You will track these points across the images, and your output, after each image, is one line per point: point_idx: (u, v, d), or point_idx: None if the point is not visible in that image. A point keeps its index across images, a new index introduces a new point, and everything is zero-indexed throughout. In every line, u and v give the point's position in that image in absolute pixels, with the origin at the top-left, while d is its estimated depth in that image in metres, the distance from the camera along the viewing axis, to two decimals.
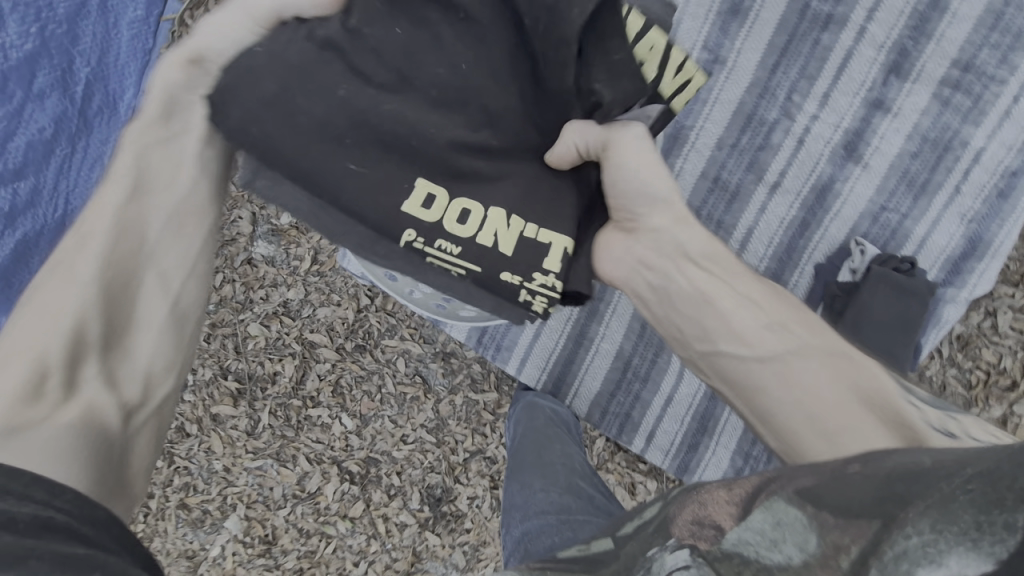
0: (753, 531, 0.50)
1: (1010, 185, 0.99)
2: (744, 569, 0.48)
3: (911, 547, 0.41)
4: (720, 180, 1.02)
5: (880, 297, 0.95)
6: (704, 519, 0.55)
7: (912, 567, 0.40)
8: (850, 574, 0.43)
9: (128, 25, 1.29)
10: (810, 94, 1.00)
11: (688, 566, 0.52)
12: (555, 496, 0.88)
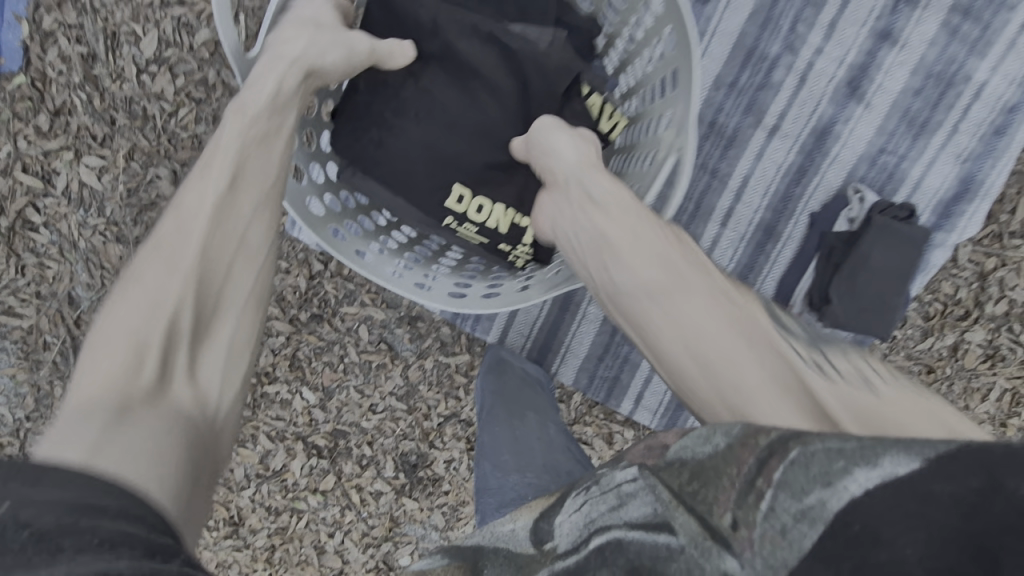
0: (691, 437, 0.61)
1: (1007, 121, 0.94)
2: (682, 471, 0.58)
3: (843, 449, 0.50)
4: (716, 123, 0.97)
5: (882, 245, 0.92)
6: (655, 444, 0.64)
7: (830, 466, 0.49)
8: (762, 463, 0.53)
9: None
10: (815, 25, 0.93)
11: (636, 481, 0.58)
12: (530, 477, 0.87)
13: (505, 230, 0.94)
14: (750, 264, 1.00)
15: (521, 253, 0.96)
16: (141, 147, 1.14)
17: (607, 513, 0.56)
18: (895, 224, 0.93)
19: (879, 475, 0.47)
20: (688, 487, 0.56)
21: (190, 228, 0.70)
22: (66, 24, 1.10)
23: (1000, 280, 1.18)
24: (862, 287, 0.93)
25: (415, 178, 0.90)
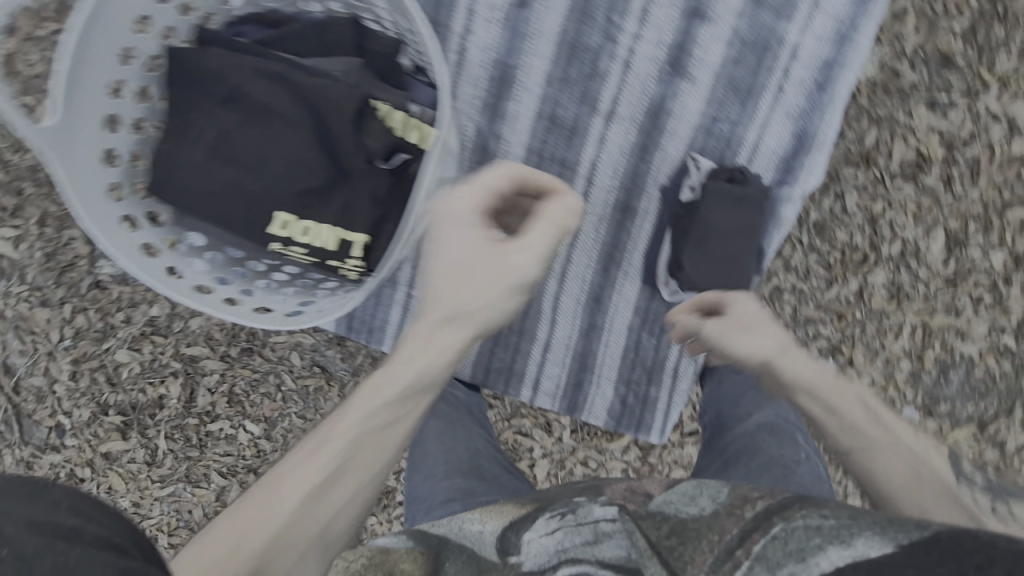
0: (678, 494, 0.73)
1: (827, 77, 0.92)
2: (661, 524, 0.69)
3: (820, 526, 0.63)
4: (554, 117, 0.96)
5: (716, 209, 0.92)
6: (635, 489, 0.76)
7: (804, 541, 0.61)
8: (745, 533, 0.65)
9: None
10: (628, 12, 0.92)
11: (614, 522, 0.70)
12: (458, 482, 0.91)
13: (332, 246, 0.93)
14: (614, 248, 1.00)
15: (351, 267, 0.94)
16: (53, 213, 1.19)
17: (580, 546, 0.69)
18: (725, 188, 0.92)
19: (850, 555, 0.59)
20: (666, 541, 0.67)
21: (371, 411, 0.71)
22: None
23: (891, 223, 1.23)
24: (709, 257, 0.93)
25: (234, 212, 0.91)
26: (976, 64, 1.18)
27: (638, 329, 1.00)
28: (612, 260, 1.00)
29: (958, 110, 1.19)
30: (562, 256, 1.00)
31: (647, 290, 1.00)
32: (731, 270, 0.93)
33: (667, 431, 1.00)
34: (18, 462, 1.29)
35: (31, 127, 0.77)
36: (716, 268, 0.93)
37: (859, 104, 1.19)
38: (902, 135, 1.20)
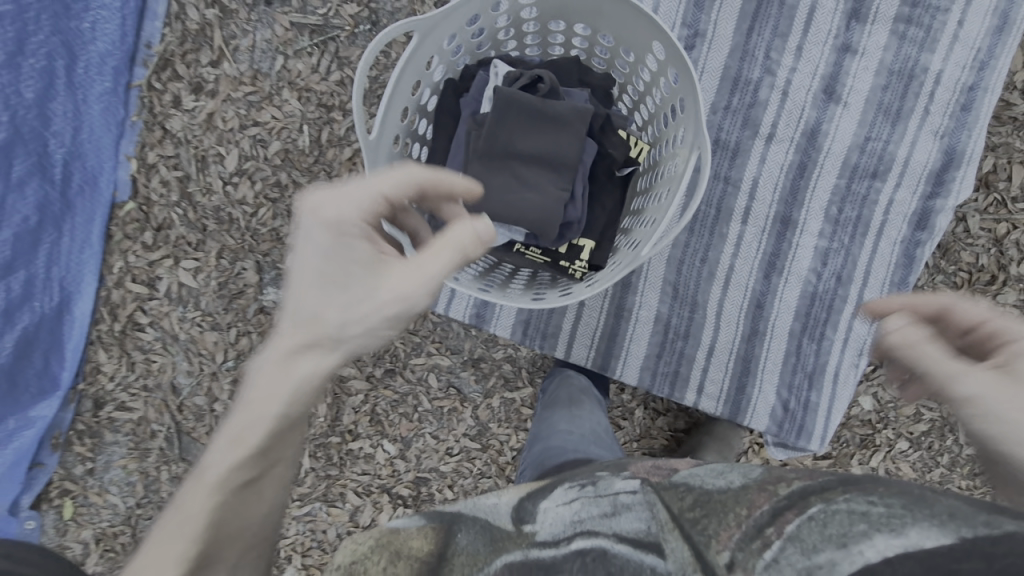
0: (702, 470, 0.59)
1: (969, 99, 0.91)
2: (686, 495, 0.56)
3: (866, 512, 0.47)
4: (720, 140, 0.92)
5: (518, 130, 0.67)
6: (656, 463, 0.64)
7: (849, 528, 0.46)
8: (776, 511, 0.50)
9: (97, 98, 1.25)
10: (785, 47, 0.90)
11: (635, 494, 0.58)
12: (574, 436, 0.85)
13: (566, 249, 0.74)
14: (775, 256, 0.94)
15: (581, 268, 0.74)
16: (229, 246, 1.32)
17: (597, 517, 0.56)
18: (560, 107, 0.67)
19: (901, 545, 0.44)
20: (689, 513, 0.54)
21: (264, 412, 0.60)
22: (165, 155, 1.31)
23: (1016, 243, 1.28)
24: (526, 172, 0.68)
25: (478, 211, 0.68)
26: None
27: (798, 335, 0.96)
28: (773, 266, 0.94)
29: None
30: (726, 262, 0.94)
31: (659, 334, 0.96)
32: (510, 210, 0.67)
33: (835, 429, 0.99)
34: (171, 479, 1.38)
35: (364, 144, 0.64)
36: (522, 196, 0.67)
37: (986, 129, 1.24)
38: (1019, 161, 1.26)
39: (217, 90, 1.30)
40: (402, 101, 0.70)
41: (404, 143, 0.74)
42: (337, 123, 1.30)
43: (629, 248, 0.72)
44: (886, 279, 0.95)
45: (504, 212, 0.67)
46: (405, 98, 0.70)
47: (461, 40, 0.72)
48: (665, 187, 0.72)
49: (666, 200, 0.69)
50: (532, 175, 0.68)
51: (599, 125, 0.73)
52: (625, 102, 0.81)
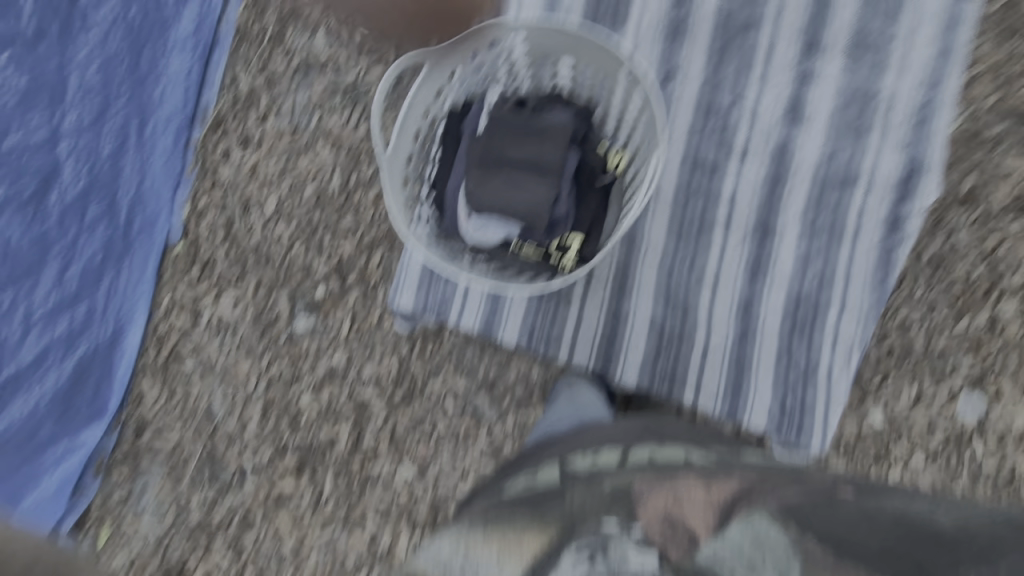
0: None
1: (925, 115, 1.01)
2: None
3: None
4: (699, 158, 1.05)
5: (510, 141, 0.81)
6: None
7: None
8: None
9: (161, 154, 1.45)
10: (749, 79, 1.04)
11: None
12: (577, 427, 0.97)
13: (556, 245, 0.86)
14: (759, 260, 1.03)
15: (569, 260, 0.87)
16: (265, 279, 1.46)
17: None
18: (545, 124, 0.82)
19: None
20: None
21: None
22: (214, 200, 1.48)
23: (1008, 255, 1.31)
24: (518, 173, 0.80)
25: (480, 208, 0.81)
26: None
27: (788, 334, 1.02)
28: (757, 270, 1.03)
29: None
30: (712, 267, 1.04)
31: (654, 337, 1.04)
32: (506, 206, 0.80)
33: (831, 432, 1.01)
34: (200, 505, 1.44)
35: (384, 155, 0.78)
36: (517, 195, 0.79)
37: (962, 149, 1.32)
38: (999, 179, 1.31)
39: (262, 144, 1.50)
40: (414, 123, 0.85)
41: (417, 161, 0.89)
42: (363, 169, 1.47)
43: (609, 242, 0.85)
44: (868, 279, 1.01)
45: (501, 208, 0.80)
46: (417, 121, 0.85)
47: (465, 76, 0.88)
48: (638, 191, 0.85)
49: (637, 201, 0.83)
50: (524, 176, 0.80)
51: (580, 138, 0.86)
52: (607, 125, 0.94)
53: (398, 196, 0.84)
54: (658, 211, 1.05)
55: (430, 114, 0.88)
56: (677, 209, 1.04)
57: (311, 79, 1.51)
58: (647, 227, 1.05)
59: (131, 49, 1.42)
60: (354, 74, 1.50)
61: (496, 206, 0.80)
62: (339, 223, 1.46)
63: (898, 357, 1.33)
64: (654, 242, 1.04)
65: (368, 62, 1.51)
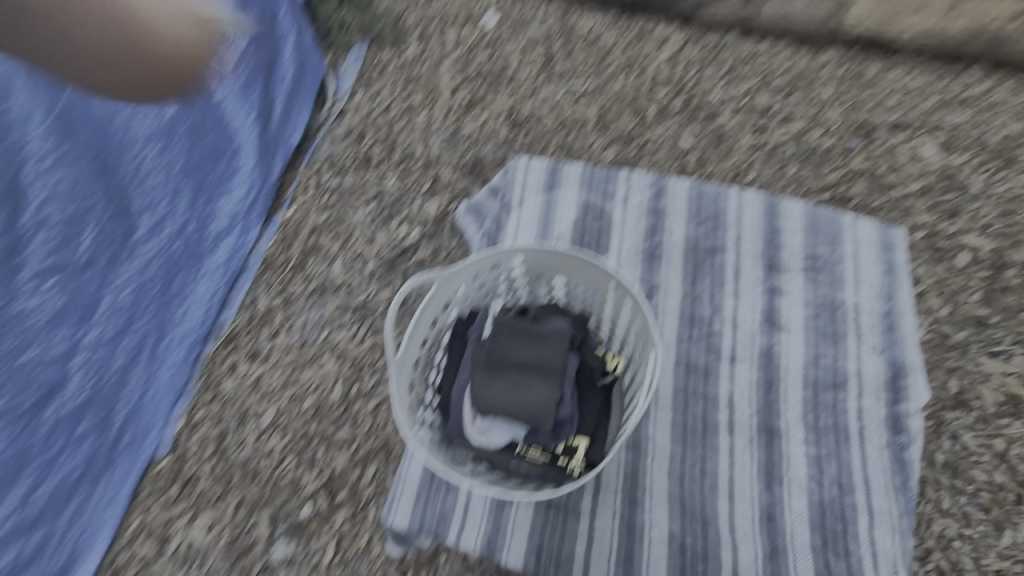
0: None
1: (891, 322, 1.10)
2: None
3: None
4: (692, 364, 1.10)
5: (512, 346, 0.85)
6: None
7: None
8: None
9: (169, 368, 1.57)
10: (724, 293, 1.16)
11: None
12: None
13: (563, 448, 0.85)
14: (771, 465, 1.00)
15: (578, 463, 0.84)
16: (247, 498, 1.44)
17: None
18: (545, 327, 0.87)
19: None
20: None
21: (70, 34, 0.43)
22: (210, 412, 1.56)
23: (1022, 458, 1.28)
24: (522, 377, 0.83)
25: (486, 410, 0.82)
26: (1009, 321, 1.41)
27: (821, 551, 0.94)
28: (772, 476, 0.99)
29: (1020, 356, 1.37)
30: (725, 474, 1.00)
31: (675, 559, 0.95)
32: (512, 408, 0.81)
33: None
34: None
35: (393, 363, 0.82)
36: (523, 397, 0.81)
37: (934, 353, 1.40)
38: (981, 380, 1.36)
39: (269, 357, 1.62)
40: (422, 333, 0.91)
41: (423, 367, 0.93)
42: (364, 380, 1.56)
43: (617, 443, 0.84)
44: (888, 485, 0.97)
45: (507, 410, 0.81)
46: (425, 331, 0.91)
47: (470, 292, 0.98)
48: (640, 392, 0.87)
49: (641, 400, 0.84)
50: (528, 378, 0.83)
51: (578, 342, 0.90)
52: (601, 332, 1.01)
53: (404, 402, 0.86)
54: (659, 416, 1.05)
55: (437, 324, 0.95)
56: (679, 414, 1.05)
57: (326, 298, 1.70)
58: (652, 432, 1.04)
59: (166, 275, 1.58)
60: (364, 294, 1.70)
61: (503, 408, 0.81)
62: (336, 434, 1.50)
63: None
64: (661, 448, 1.03)
65: (379, 285, 1.71)
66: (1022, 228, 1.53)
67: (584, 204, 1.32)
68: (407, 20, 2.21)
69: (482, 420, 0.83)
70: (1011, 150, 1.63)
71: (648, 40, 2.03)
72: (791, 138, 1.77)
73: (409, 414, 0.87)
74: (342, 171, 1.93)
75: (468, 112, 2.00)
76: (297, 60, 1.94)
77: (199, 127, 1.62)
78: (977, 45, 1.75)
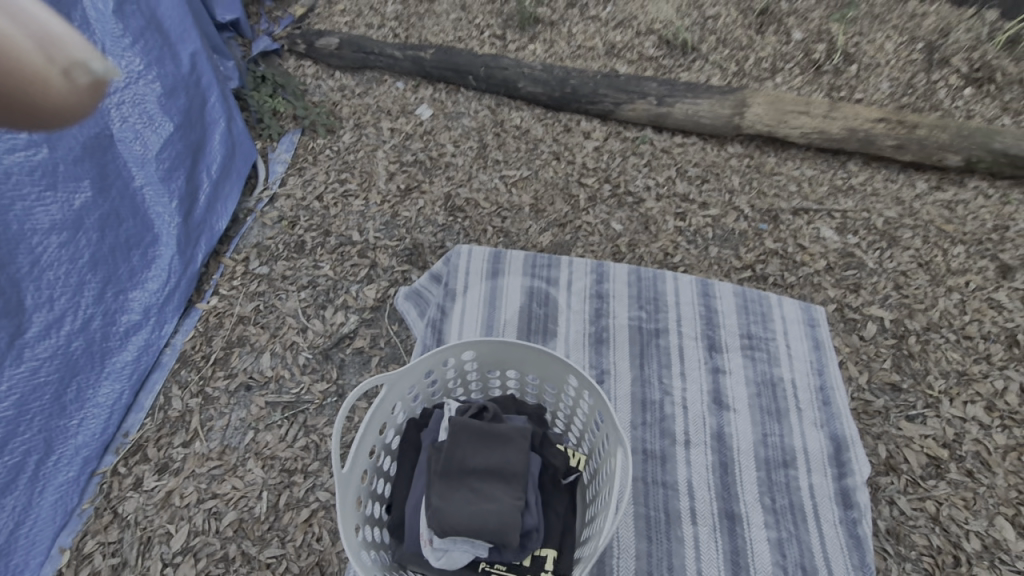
0: None
1: (825, 396, 1.16)
2: None
3: None
4: (647, 450, 1.09)
5: (471, 451, 0.80)
6: None
7: None
8: None
9: (55, 488, 1.34)
10: (672, 374, 1.19)
11: None
12: None
13: (530, 562, 0.79)
14: (735, 553, 0.98)
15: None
16: None
17: None
18: (504, 428, 0.83)
19: None
20: None
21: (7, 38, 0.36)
22: (105, 541, 1.33)
23: (952, 518, 1.33)
24: (483, 486, 0.77)
25: (445, 530, 0.74)
26: (919, 384, 1.53)
27: None
28: (738, 566, 0.97)
29: (933, 418, 1.48)
30: (692, 568, 0.96)
31: None
32: (473, 523, 0.74)
33: None
34: None
35: (340, 477, 0.74)
36: (484, 508, 0.75)
37: (860, 419, 1.48)
38: (905, 443, 1.44)
39: (182, 468, 1.43)
40: (371, 440, 0.84)
41: (371, 478, 0.85)
42: (295, 487, 1.41)
43: (585, 550, 0.79)
44: (849, 564, 0.97)
45: (469, 525, 0.74)
46: (373, 438, 0.84)
47: (419, 390, 0.93)
48: (604, 491, 0.84)
49: (606, 499, 0.81)
50: (490, 488, 0.77)
51: (538, 441, 0.87)
52: (557, 426, 0.99)
53: (351, 522, 0.77)
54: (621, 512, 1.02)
55: (387, 429, 0.89)
56: (641, 505, 1.02)
57: (252, 395, 1.56)
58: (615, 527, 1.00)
59: (60, 379, 1.38)
60: (296, 390, 1.57)
61: (466, 523, 0.74)
62: (260, 553, 1.32)
63: None
64: (626, 544, 0.98)
65: (312, 378, 1.59)
66: (914, 299, 1.69)
67: (529, 289, 1.33)
68: (342, 110, 2.25)
69: (440, 538, 0.76)
70: (894, 230, 1.85)
71: (574, 133, 2.19)
72: (709, 221, 1.91)
73: (358, 535, 0.78)
74: (272, 257, 1.84)
75: (406, 197, 2.02)
76: (226, 145, 1.90)
77: (110, 217, 1.53)
78: (852, 145, 2.01)
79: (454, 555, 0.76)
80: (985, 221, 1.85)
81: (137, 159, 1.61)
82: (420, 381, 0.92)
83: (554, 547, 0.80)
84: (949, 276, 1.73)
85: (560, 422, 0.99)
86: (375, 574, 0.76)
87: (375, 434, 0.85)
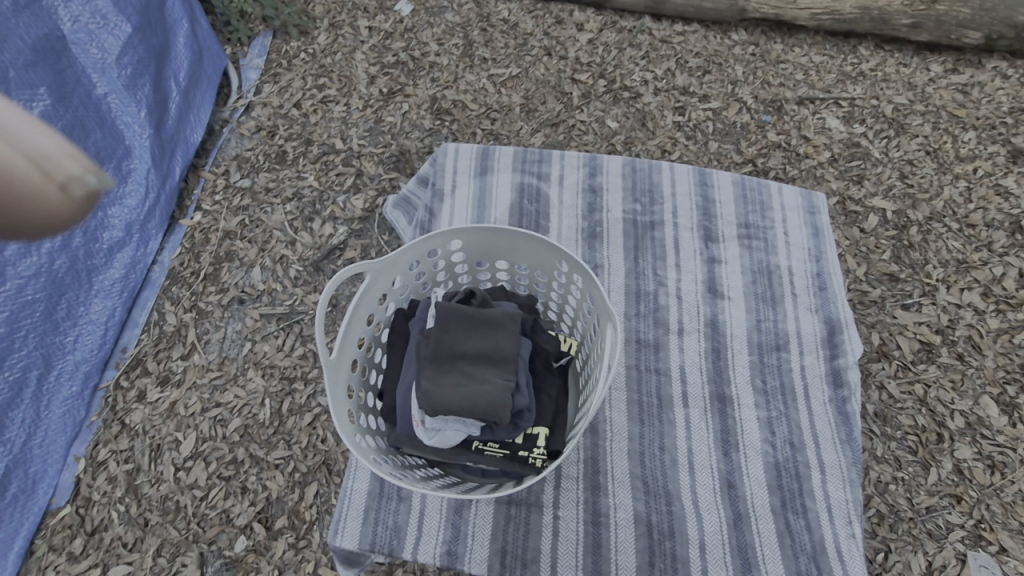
0: None
1: (821, 282, 1.14)
2: None
3: None
4: (641, 340, 1.08)
5: (461, 336, 0.79)
6: None
7: None
8: None
9: (61, 402, 1.36)
10: (667, 265, 1.16)
11: None
12: None
13: (522, 440, 0.80)
14: (725, 432, 1.00)
15: (540, 453, 0.80)
16: (168, 540, 1.28)
17: None
18: (494, 313, 0.81)
19: None
20: None
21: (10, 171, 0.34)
22: (117, 449, 1.37)
23: (939, 399, 1.36)
24: (474, 369, 0.77)
25: (437, 410, 0.75)
26: (917, 274, 1.52)
27: (780, 510, 0.94)
28: (728, 443, 0.99)
29: (928, 306, 1.47)
30: (683, 446, 0.99)
31: (642, 538, 0.91)
32: (464, 403, 0.74)
33: None
34: None
35: (328, 362, 0.73)
36: (475, 388, 0.75)
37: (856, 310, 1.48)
38: (899, 331, 1.45)
39: (183, 379, 1.45)
40: (358, 331, 0.83)
41: (362, 369, 0.85)
42: (297, 393, 1.44)
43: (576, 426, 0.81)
44: (835, 437, 1.00)
45: (461, 404, 0.74)
46: (361, 329, 0.83)
47: (407, 282, 0.91)
48: (596, 370, 0.84)
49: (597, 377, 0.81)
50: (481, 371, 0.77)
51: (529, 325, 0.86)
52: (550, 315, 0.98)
53: (344, 408, 0.77)
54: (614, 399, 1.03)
55: (375, 321, 0.87)
56: (633, 391, 1.04)
57: (245, 308, 1.55)
58: (608, 413, 1.01)
59: (48, 297, 1.36)
60: (289, 301, 1.56)
61: (457, 403, 0.74)
62: (268, 455, 1.37)
63: (888, 522, 1.24)
64: (618, 427, 1.00)
65: (304, 290, 1.58)
66: (919, 188, 1.64)
67: (520, 185, 1.27)
68: (315, 8, 2.07)
69: (432, 418, 0.76)
70: (904, 117, 1.75)
71: (567, 25, 2.02)
72: (710, 115, 1.81)
73: (351, 420, 0.79)
74: (253, 169, 1.77)
75: (390, 101, 1.90)
76: (192, 49, 1.76)
77: (75, 128, 1.43)
78: (865, 25, 1.86)
79: (447, 434, 0.77)
80: (1000, 103, 1.75)
81: (95, 64, 1.48)
82: (406, 272, 0.89)
83: (546, 424, 0.81)
84: (957, 163, 1.67)
85: (552, 311, 0.98)
86: (370, 455, 0.77)
87: (363, 325, 0.84)
